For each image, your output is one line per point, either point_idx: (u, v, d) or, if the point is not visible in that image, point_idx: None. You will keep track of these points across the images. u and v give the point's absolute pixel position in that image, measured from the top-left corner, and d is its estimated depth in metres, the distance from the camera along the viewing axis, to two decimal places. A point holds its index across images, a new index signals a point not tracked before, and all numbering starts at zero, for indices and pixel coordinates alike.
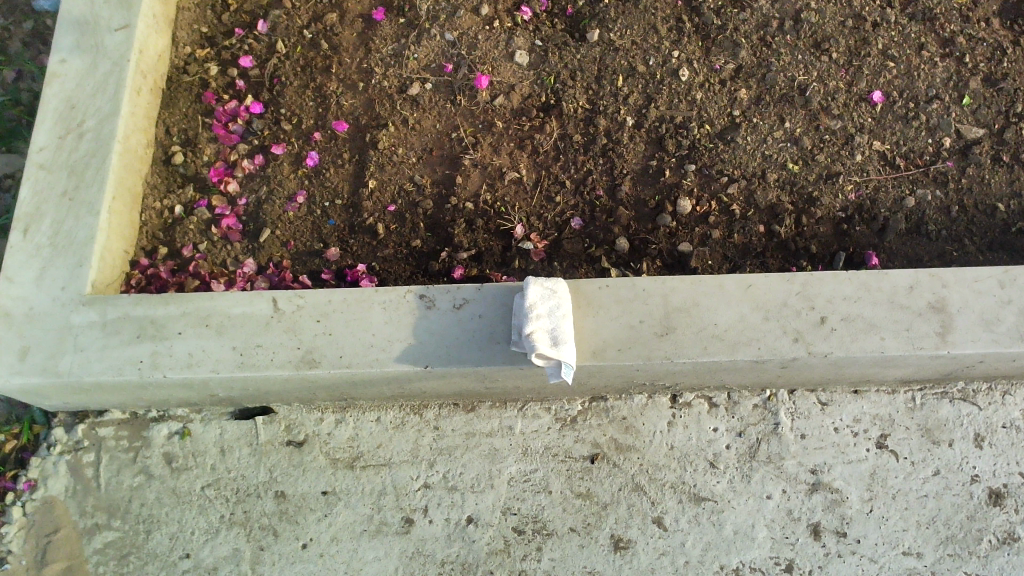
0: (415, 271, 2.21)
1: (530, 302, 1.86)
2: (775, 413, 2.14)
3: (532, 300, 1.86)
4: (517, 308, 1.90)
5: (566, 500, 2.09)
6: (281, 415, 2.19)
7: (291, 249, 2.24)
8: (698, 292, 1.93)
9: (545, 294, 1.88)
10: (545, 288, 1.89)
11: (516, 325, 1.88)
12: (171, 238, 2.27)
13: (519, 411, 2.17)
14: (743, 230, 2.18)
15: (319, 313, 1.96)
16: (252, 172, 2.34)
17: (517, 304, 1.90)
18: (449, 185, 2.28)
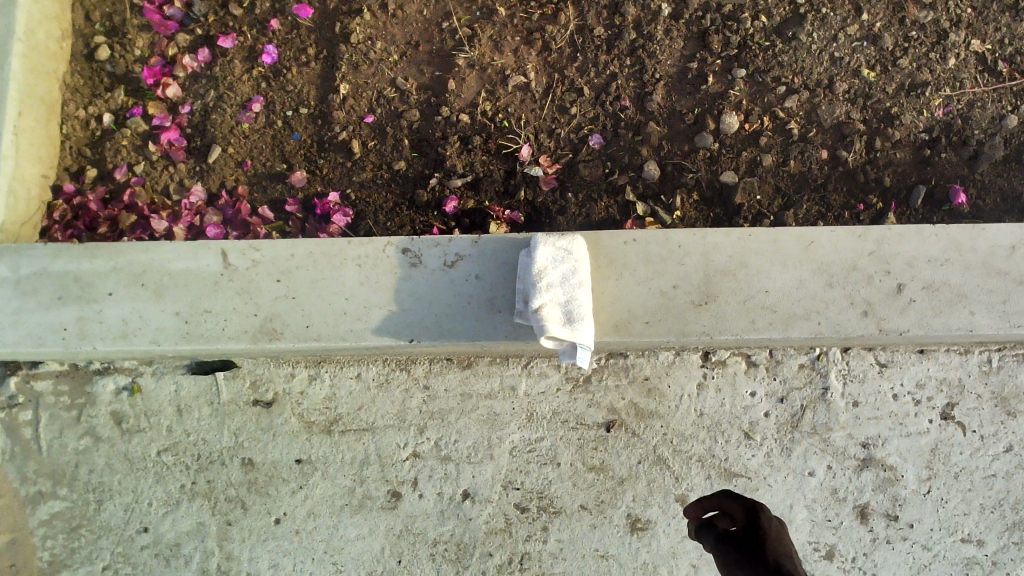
0: (399, 202, 1.81)
1: (538, 268, 1.50)
2: (824, 376, 1.81)
3: (541, 265, 1.50)
4: (521, 273, 1.53)
5: (577, 475, 1.83)
6: (246, 370, 1.87)
7: (248, 171, 1.83)
8: (747, 250, 1.56)
9: (557, 257, 1.52)
10: (556, 248, 1.53)
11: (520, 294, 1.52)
12: (100, 155, 1.84)
13: (523, 368, 1.85)
14: (802, 155, 1.76)
15: (280, 270, 1.60)
16: (196, 71, 1.86)
17: (521, 269, 1.53)
18: (440, 91, 1.84)
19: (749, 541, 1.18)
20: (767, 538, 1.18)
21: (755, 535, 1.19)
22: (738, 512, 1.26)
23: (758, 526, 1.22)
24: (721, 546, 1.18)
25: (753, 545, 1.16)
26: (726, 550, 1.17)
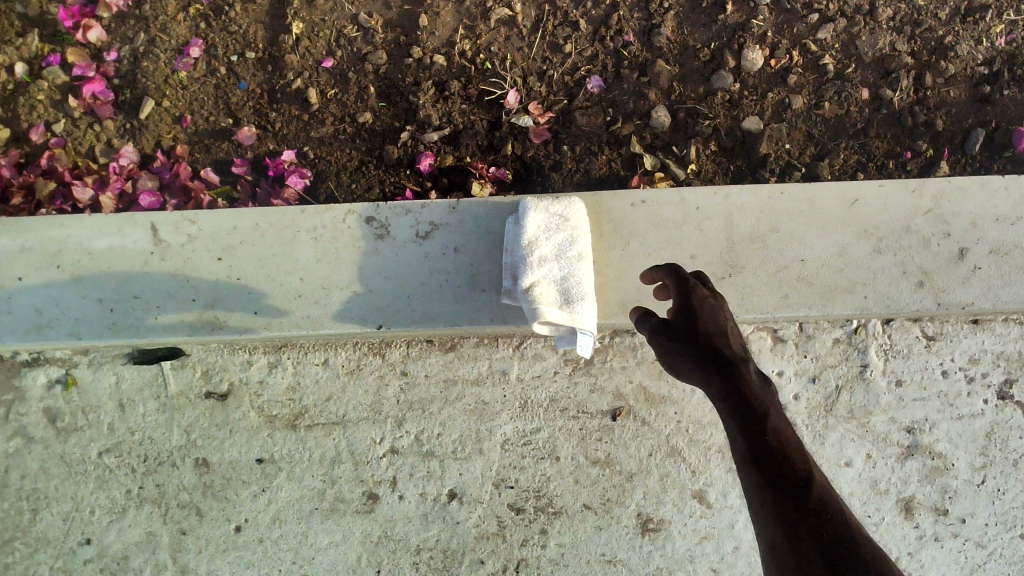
0: (366, 159, 1.55)
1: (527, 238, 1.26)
2: (862, 352, 1.57)
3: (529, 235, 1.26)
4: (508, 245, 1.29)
5: (579, 470, 1.58)
6: (196, 358, 1.61)
7: (187, 127, 1.56)
8: (779, 211, 1.32)
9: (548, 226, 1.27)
10: (548, 215, 1.29)
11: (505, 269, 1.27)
12: (14, 113, 1.56)
13: (515, 350, 1.59)
14: (839, 95, 1.50)
15: (221, 247, 1.34)
16: (123, 11, 1.56)
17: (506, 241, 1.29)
18: (410, 27, 1.55)
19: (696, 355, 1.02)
20: (711, 329, 1.05)
21: (699, 334, 1.04)
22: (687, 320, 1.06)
23: (694, 300, 1.07)
24: (659, 340, 1.06)
25: (700, 356, 1.02)
26: (668, 340, 1.05)
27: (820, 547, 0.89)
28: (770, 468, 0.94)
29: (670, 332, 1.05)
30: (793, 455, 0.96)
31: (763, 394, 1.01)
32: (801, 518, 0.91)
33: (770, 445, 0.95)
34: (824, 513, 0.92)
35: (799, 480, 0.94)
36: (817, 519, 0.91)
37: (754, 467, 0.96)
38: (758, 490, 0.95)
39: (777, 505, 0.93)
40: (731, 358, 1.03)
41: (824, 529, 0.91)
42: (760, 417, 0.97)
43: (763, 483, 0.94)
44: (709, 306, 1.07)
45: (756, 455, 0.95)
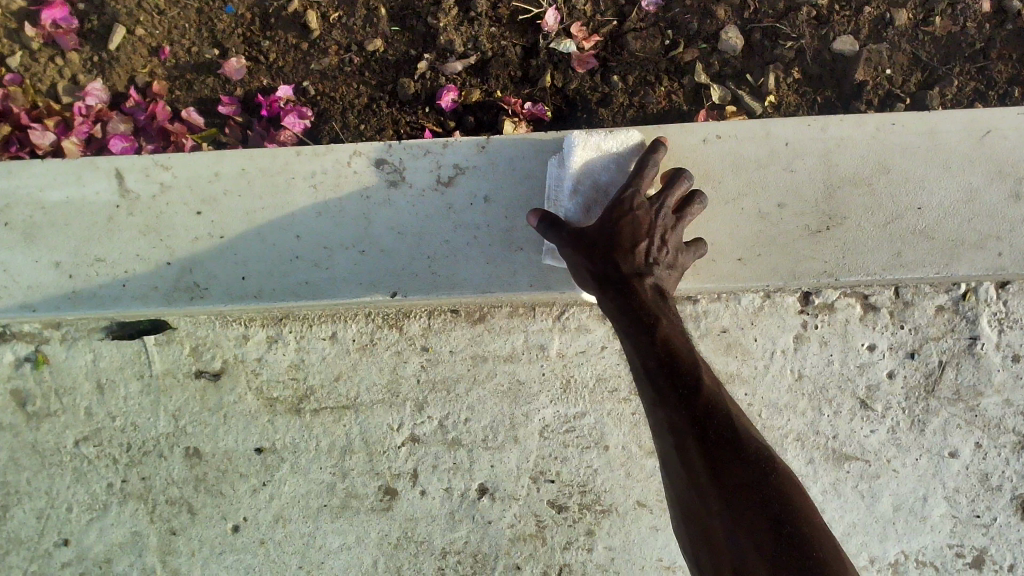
0: (378, 95, 1.30)
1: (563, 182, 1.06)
2: (971, 322, 1.31)
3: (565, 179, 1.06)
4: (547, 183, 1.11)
5: (632, 462, 1.34)
6: (183, 333, 1.38)
7: (166, 60, 1.31)
8: (888, 148, 1.15)
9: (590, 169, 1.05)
10: (597, 153, 1.06)
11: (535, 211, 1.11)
12: None
13: (555, 321, 1.34)
14: (952, 10, 1.22)
15: (201, 199, 1.13)
16: None
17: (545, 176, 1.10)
18: None
19: (597, 267, 0.98)
20: (622, 239, 0.98)
21: (607, 244, 0.99)
22: (600, 228, 1.00)
23: (612, 212, 1.00)
24: (569, 258, 1.01)
25: (602, 270, 0.98)
26: (577, 256, 1.00)
27: (705, 455, 0.87)
28: (659, 377, 0.91)
29: (580, 242, 1.00)
30: (684, 360, 0.92)
31: (660, 306, 0.97)
32: (689, 428, 0.88)
33: (658, 355, 0.92)
34: (713, 423, 0.89)
35: (690, 391, 0.90)
36: (706, 428, 0.88)
37: (647, 381, 0.93)
38: (650, 404, 0.93)
39: (670, 418, 0.90)
40: (633, 266, 0.98)
41: (712, 436, 0.88)
42: (647, 330, 0.94)
43: (655, 398, 0.92)
44: (632, 214, 1.00)
45: (647, 368, 0.92)
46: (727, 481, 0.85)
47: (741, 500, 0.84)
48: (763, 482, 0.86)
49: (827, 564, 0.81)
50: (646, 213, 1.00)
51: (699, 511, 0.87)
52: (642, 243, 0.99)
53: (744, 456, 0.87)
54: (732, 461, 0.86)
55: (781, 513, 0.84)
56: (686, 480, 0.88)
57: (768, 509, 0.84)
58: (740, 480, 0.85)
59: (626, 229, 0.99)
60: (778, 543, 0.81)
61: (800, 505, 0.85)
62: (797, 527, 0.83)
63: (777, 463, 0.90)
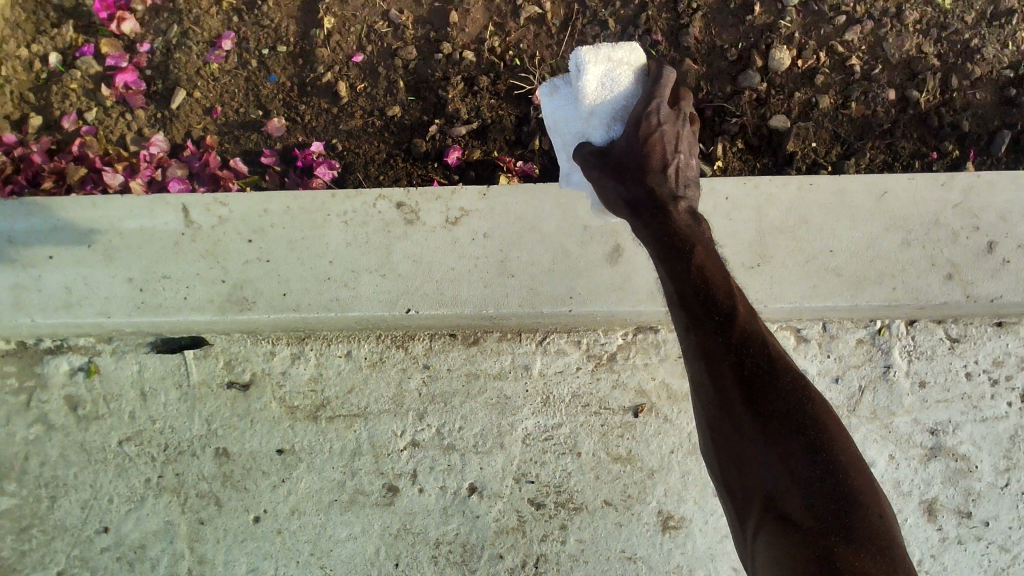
0: (394, 152, 1.56)
1: (577, 105, 1.11)
2: (886, 353, 1.55)
3: (583, 100, 1.10)
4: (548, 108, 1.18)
5: (600, 466, 1.56)
6: (219, 348, 1.61)
7: (217, 119, 1.57)
8: (807, 203, 1.42)
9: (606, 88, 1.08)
10: (608, 65, 1.09)
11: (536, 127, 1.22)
12: (46, 102, 1.58)
13: (538, 346, 1.58)
14: (866, 98, 1.50)
15: (251, 229, 1.35)
16: (156, 5, 1.59)
17: (548, 100, 1.14)
18: (441, 25, 1.56)
19: (625, 194, 1.08)
20: (650, 156, 1.08)
21: (632, 169, 1.08)
22: (618, 147, 1.09)
23: (642, 129, 1.07)
24: (602, 178, 1.09)
25: (637, 190, 1.08)
26: (611, 177, 1.08)
27: (740, 384, 0.99)
28: (697, 311, 1.01)
29: (601, 169, 1.09)
30: (718, 292, 1.02)
31: (692, 226, 1.08)
32: (723, 361, 1.00)
33: (694, 285, 1.02)
34: (745, 356, 1.00)
35: (723, 324, 1.01)
36: (740, 360, 1.00)
37: (682, 309, 1.03)
38: (685, 334, 1.02)
39: (705, 349, 1.00)
40: (664, 186, 1.09)
41: (745, 365, 1.00)
42: (683, 256, 1.03)
43: (690, 324, 1.02)
44: (656, 130, 1.08)
45: (681, 297, 1.02)
46: (763, 412, 0.98)
47: (777, 427, 0.97)
48: (797, 411, 0.99)
49: (847, 478, 0.96)
50: (668, 129, 1.09)
51: (732, 434, 1.00)
52: (662, 164, 1.09)
53: (776, 384, 0.99)
54: (766, 388, 0.99)
55: (810, 435, 0.98)
56: (722, 411, 1.00)
57: (800, 434, 0.97)
58: (774, 405, 0.98)
59: (655, 149, 1.08)
60: (811, 463, 0.96)
61: (829, 426, 0.99)
62: (827, 447, 0.97)
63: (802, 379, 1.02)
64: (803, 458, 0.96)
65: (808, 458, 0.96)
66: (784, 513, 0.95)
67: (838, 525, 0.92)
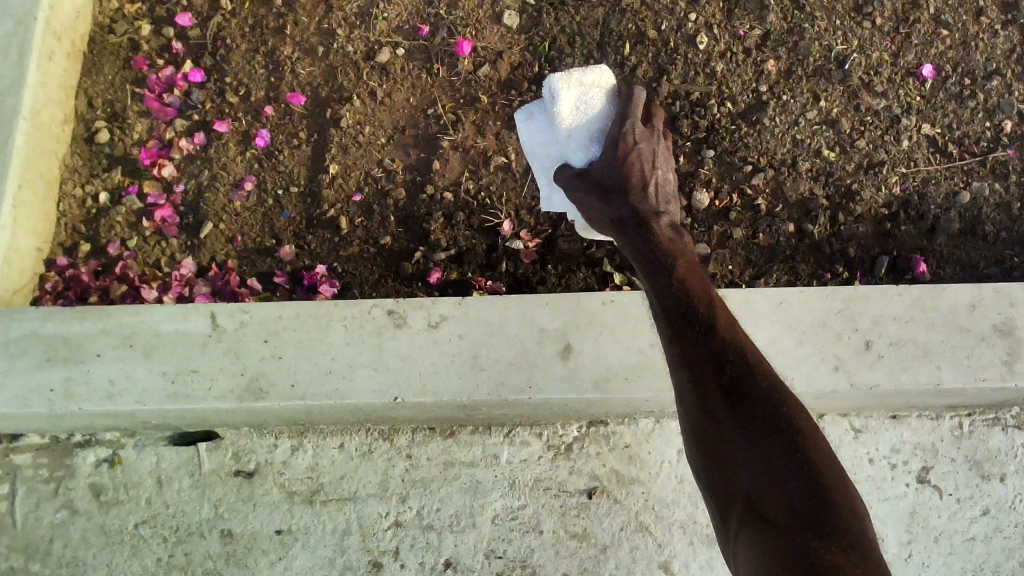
0: (385, 274, 1.88)
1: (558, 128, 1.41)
2: None
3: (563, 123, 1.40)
4: (537, 136, 1.50)
5: (560, 542, 1.79)
6: (229, 441, 1.85)
7: (238, 246, 1.89)
8: None
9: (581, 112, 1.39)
10: (580, 92, 1.40)
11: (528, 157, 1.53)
12: (95, 232, 1.90)
13: (506, 437, 1.84)
14: (771, 229, 1.85)
15: (266, 331, 1.64)
16: (191, 154, 1.94)
17: (535, 123, 1.47)
18: (425, 171, 1.92)
19: (613, 211, 1.35)
20: (629, 174, 1.36)
21: (617, 185, 1.36)
22: (603, 163, 1.38)
23: (621, 151, 1.36)
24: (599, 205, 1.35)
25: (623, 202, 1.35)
26: (603, 197, 1.36)
27: (723, 388, 1.18)
28: (679, 322, 1.23)
29: (593, 184, 1.37)
30: (699, 308, 1.24)
31: (673, 241, 1.33)
32: (708, 366, 1.19)
33: (676, 301, 1.25)
34: (729, 364, 1.20)
35: (709, 337, 1.21)
36: (720, 367, 1.20)
37: (669, 324, 1.25)
38: (674, 344, 1.23)
39: (691, 356, 1.20)
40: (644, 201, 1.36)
41: (728, 371, 1.19)
42: (666, 272, 1.28)
43: (674, 336, 1.24)
44: (631, 151, 1.37)
45: (669, 311, 1.25)
46: (742, 413, 1.17)
47: (757, 428, 1.16)
48: (774, 412, 1.17)
49: (817, 470, 1.14)
50: (642, 145, 1.38)
51: (714, 434, 1.18)
52: (642, 179, 1.36)
53: (757, 390, 1.18)
54: (748, 393, 1.18)
55: (790, 437, 1.15)
56: (705, 413, 1.18)
57: (778, 436, 1.15)
58: (756, 408, 1.17)
59: (632, 166, 1.36)
60: (788, 461, 1.14)
61: (805, 434, 1.16)
62: (803, 450, 1.15)
63: (785, 390, 1.21)
64: (780, 456, 1.14)
65: (784, 456, 1.14)
66: (763, 506, 1.12)
67: (813, 518, 1.09)
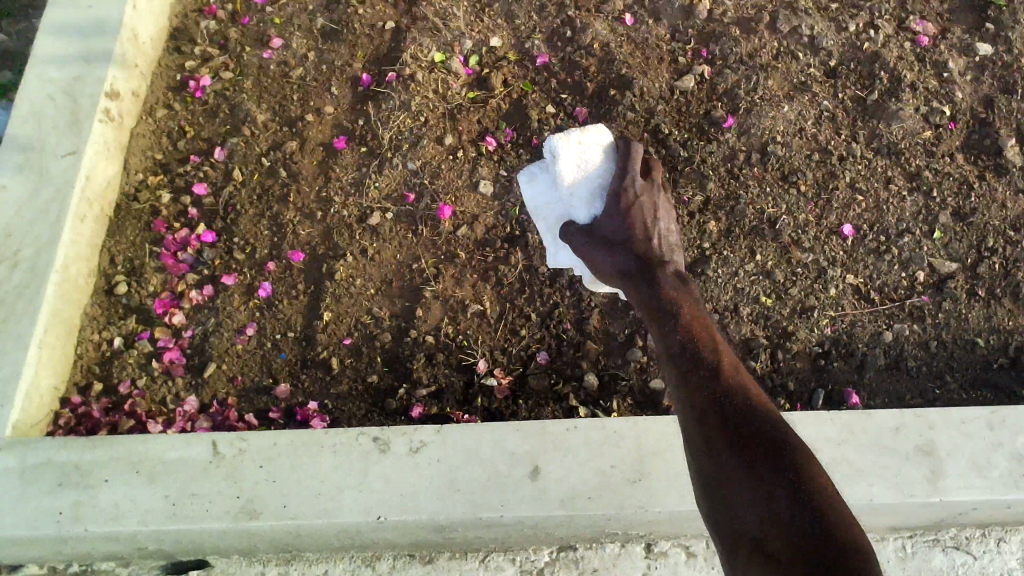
0: (371, 409, 2.07)
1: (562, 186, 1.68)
2: None
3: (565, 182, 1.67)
4: (541, 194, 1.74)
5: None
6: (219, 569, 1.96)
7: (237, 384, 2.10)
8: (670, 434, 1.84)
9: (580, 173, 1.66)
10: (578, 154, 1.66)
11: (533, 214, 1.77)
12: (108, 372, 2.11)
13: (481, 562, 1.97)
14: None
15: (263, 457, 1.81)
16: (200, 304, 2.18)
17: (531, 186, 1.75)
18: (409, 317, 2.16)
19: (619, 262, 1.59)
20: (629, 223, 1.62)
21: (622, 237, 1.61)
22: (606, 216, 1.64)
23: (621, 204, 1.62)
24: (608, 260, 1.61)
25: (626, 248, 1.61)
26: (609, 244, 1.62)
27: (728, 434, 1.31)
28: (684, 365, 1.43)
29: (600, 238, 1.63)
30: (701, 355, 1.44)
31: (675, 290, 1.57)
32: (715, 413, 1.34)
33: (681, 347, 1.46)
34: (737, 415, 1.33)
35: (720, 392, 1.37)
36: (721, 403, 1.35)
37: (676, 369, 1.44)
38: (687, 399, 1.39)
39: (700, 407, 1.36)
40: (645, 249, 1.61)
41: (735, 421, 1.33)
42: (669, 320, 1.50)
43: (680, 380, 1.42)
44: (630, 203, 1.63)
45: (674, 355, 1.46)
46: (740, 440, 1.30)
47: (761, 469, 1.25)
48: (771, 442, 1.29)
49: (814, 495, 1.21)
50: (640, 199, 1.64)
51: (714, 463, 1.30)
52: (644, 230, 1.62)
53: (762, 436, 1.29)
54: (753, 439, 1.29)
55: (787, 464, 1.25)
56: (712, 458, 1.31)
57: (781, 476, 1.24)
58: (760, 451, 1.27)
59: (631, 216, 1.62)
60: (789, 498, 1.21)
61: (802, 462, 1.26)
62: (800, 476, 1.24)
63: (798, 446, 1.30)
64: (782, 492, 1.22)
65: (785, 494, 1.21)
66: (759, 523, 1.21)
67: (805, 530, 1.16)
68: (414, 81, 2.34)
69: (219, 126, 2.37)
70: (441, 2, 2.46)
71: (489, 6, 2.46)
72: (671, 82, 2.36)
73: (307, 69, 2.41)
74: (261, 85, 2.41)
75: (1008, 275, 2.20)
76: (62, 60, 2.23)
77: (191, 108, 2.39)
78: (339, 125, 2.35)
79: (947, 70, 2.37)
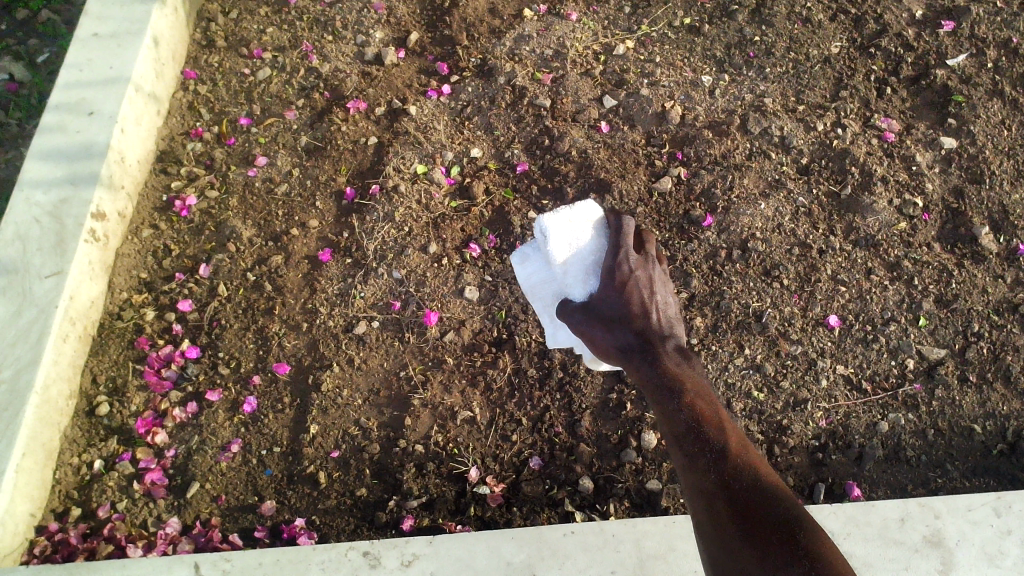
0: (360, 523, 2.01)
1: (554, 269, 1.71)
2: None
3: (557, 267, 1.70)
4: (534, 273, 1.79)
5: None
6: None
7: (221, 504, 2.04)
8: (672, 535, 1.79)
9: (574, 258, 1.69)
10: (569, 249, 1.70)
11: (529, 294, 1.81)
12: (86, 497, 2.05)
13: None
14: None
15: None
16: (183, 421, 2.14)
17: (521, 268, 1.79)
18: (397, 427, 2.12)
19: (619, 339, 1.59)
20: (627, 299, 1.62)
21: (620, 312, 1.61)
22: (602, 292, 1.65)
23: (619, 281, 1.63)
24: (610, 340, 1.60)
25: (626, 324, 1.61)
26: (608, 322, 1.61)
27: (737, 517, 1.27)
28: (691, 448, 1.40)
29: (596, 315, 1.63)
30: (709, 438, 1.41)
31: (678, 367, 1.56)
32: (723, 499, 1.30)
33: (687, 429, 1.43)
34: (746, 501, 1.29)
35: (729, 477, 1.33)
36: (731, 488, 1.32)
37: (683, 453, 1.41)
38: (694, 487, 1.36)
39: (708, 493, 1.33)
40: (644, 325, 1.61)
41: (745, 506, 1.29)
42: (674, 401, 1.48)
43: (688, 463, 1.39)
44: (627, 279, 1.64)
45: (680, 437, 1.43)
46: (751, 527, 1.25)
47: (773, 556, 1.20)
48: (786, 529, 1.24)
49: None
50: (637, 274, 1.65)
51: (724, 549, 1.25)
52: (642, 306, 1.62)
53: (773, 522, 1.25)
54: (765, 523, 1.25)
55: (803, 554, 1.20)
56: (721, 545, 1.26)
57: (795, 563, 1.19)
58: (771, 537, 1.23)
59: (629, 292, 1.63)
60: None
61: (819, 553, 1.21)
62: (818, 567, 1.19)
63: (813, 531, 1.26)
64: None
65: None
66: None
67: None
68: (397, 192, 2.38)
69: (204, 243, 2.38)
70: (422, 117, 2.53)
71: (468, 119, 2.53)
72: (649, 184, 2.40)
73: (291, 185, 2.45)
74: (246, 202, 2.44)
75: (998, 359, 2.21)
76: (49, 184, 2.26)
77: (177, 227, 2.41)
78: (324, 238, 2.36)
79: (915, 163, 2.44)
